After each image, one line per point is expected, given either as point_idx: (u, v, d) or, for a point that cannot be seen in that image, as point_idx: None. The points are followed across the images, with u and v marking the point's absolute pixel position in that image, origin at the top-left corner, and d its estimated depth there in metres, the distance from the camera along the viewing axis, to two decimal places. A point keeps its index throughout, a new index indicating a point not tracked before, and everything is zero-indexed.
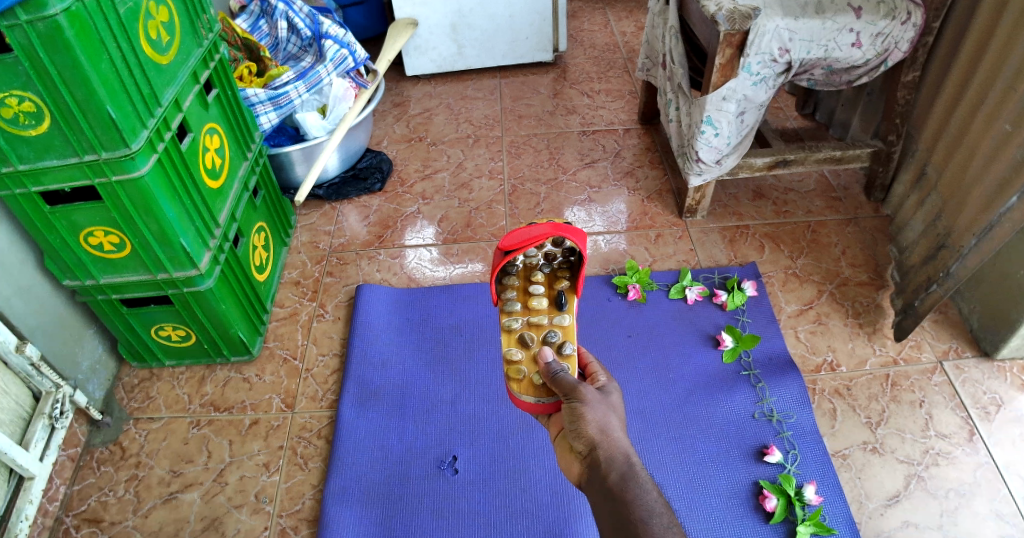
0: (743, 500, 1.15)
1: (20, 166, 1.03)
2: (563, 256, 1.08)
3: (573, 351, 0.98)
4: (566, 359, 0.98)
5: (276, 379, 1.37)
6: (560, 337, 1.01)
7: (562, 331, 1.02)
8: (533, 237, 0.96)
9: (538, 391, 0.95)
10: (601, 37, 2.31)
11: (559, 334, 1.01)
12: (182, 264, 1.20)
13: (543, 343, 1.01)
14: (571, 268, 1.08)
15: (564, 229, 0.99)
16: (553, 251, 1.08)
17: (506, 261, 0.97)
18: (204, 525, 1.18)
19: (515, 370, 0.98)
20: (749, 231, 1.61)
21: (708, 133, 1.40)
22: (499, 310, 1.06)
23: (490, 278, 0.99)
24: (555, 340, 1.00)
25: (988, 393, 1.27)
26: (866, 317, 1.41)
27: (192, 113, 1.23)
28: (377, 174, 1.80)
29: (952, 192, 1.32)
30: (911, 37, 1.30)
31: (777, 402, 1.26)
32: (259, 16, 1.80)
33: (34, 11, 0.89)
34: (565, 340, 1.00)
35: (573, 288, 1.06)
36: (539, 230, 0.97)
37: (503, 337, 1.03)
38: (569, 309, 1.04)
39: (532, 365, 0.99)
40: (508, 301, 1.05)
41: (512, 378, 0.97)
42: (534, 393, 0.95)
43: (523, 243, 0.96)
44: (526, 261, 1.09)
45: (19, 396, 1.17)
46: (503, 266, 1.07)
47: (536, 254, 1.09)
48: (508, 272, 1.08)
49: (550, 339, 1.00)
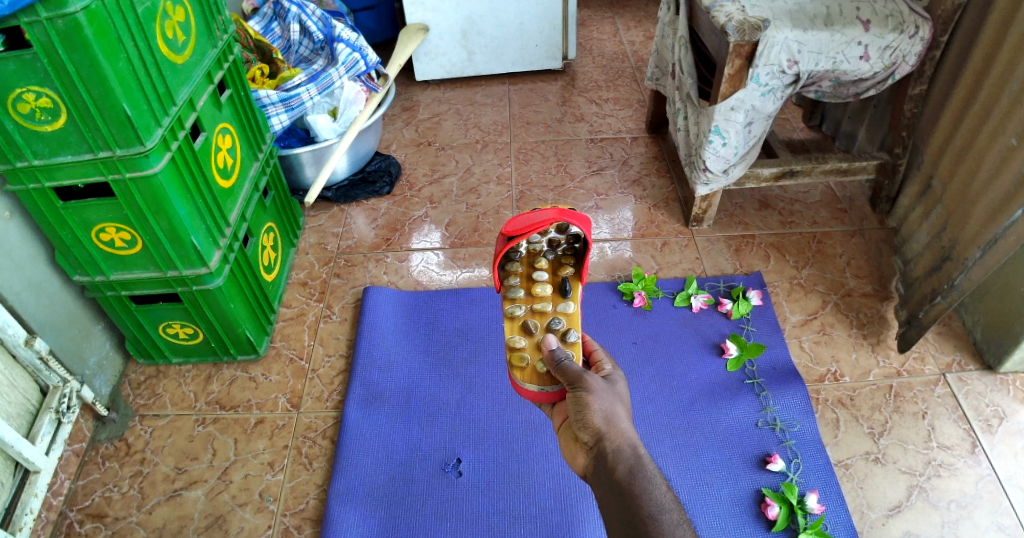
0: (744, 507, 1.15)
1: (34, 162, 1.05)
2: (567, 243, 1.09)
3: (577, 339, 1.00)
4: (570, 347, 0.99)
5: (282, 378, 1.38)
6: (564, 325, 1.02)
7: (566, 319, 1.03)
8: (537, 221, 0.95)
9: (541, 380, 0.96)
10: (610, 46, 2.32)
11: (563, 322, 1.02)
12: (192, 263, 1.21)
13: (546, 330, 1.02)
14: (575, 255, 1.09)
15: (569, 215, 0.97)
16: (557, 237, 1.09)
17: (508, 247, 0.98)
18: (208, 522, 1.18)
19: (518, 357, 0.98)
20: (755, 240, 1.61)
21: (716, 142, 1.41)
22: (503, 297, 1.06)
23: (493, 263, 1.00)
24: (558, 328, 1.01)
25: (990, 406, 1.28)
26: (870, 328, 1.42)
27: (206, 112, 1.25)
28: (386, 177, 1.81)
29: (957, 206, 1.33)
30: (918, 51, 1.31)
31: (781, 411, 1.27)
32: (272, 18, 1.82)
33: (54, 9, 0.90)
34: (569, 327, 1.02)
35: (577, 275, 1.07)
36: (543, 215, 0.96)
37: (506, 325, 1.04)
38: (573, 297, 1.05)
39: (534, 352, 1.00)
40: (511, 288, 1.06)
41: (515, 366, 0.98)
42: (537, 381, 0.95)
43: (527, 228, 0.95)
44: (529, 248, 1.10)
45: (26, 390, 1.17)
46: (506, 252, 1.08)
47: (538, 241, 1.10)
48: (512, 259, 1.09)
49: (553, 326, 1.02)
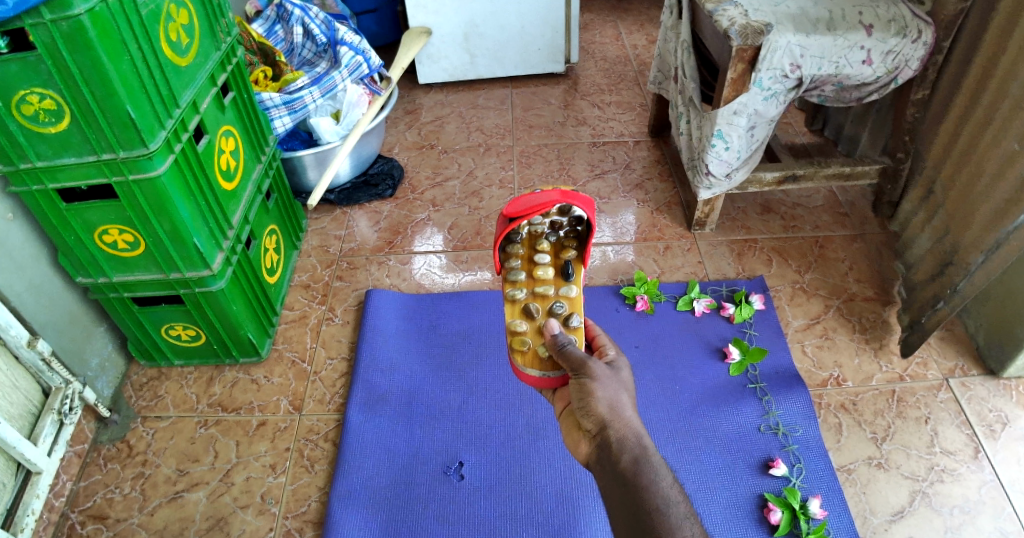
0: (747, 512, 1.15)
1: (37, 163, 1.05)
2: (570, 226, 1.09)
3: (580, 324, 1.00)
4: (573, 331, 0.99)
5: (284, 381, 1.38)
6: (566, 309, 1.02)
7: (568, 302, 1.03)
8: (541, 202, 0.95)
9: (543, 364, 0.95)
10: (612, 50, 2.33)
11: (565, 306, 1.02)
12: (195, 265, 1.21)
13: (547, 314, 1.02)
14: (577, 238, 1.09)
15: (573, 197, 0.96)
16: (560, 220, 1.10)
17: (510, 227, 0.98)
18: (210, 524, 1.18)
19: (520, 340, 0.98)
20: (757, 245, 1.61)
21: (719, 146, 1.41)
22: (504, 279, 1.06)
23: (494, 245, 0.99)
24: (561, 312, 1.01)
25: (993, 411, 1.27)
26: (873, 332, 1.42)
27: (209, 115, 1.25)
28: (388, 180, 1.81)
29: (959, 210, 1.33)
30: (921, 55, 1.32)
31: (784, 415, 1.27)
32: (275, 21, 1.82)
33: (58, 11, 0.90)
34: (572, 312, 1.02)
35: (579, 259, 1.07)
36: (546, 196, 0.96)
37: (507, 308, 1.03)
38: (575, 280, 1.05)
39: (536, 336, 0.99)
40: (512, 271, 1.06)
41: (517, 349, 0.97)
42: (540, 366, 0.95)
43: (530, 210, 0.95)
44: (530, 230, 1.10)
45: (28, 391, 1.18)
46: (508, 234, 1.08)
47: (541, 223, 1.10)
48: (513, 241, 1.09)
49: (556, 310, 1.01)
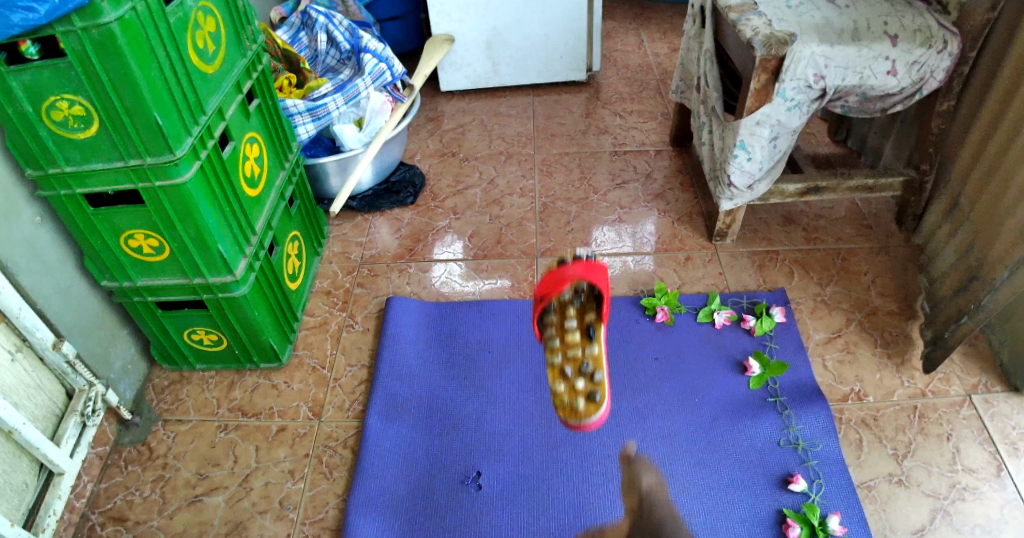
0: (766, 527, 1.14)
1: (66, 168, 1.06)
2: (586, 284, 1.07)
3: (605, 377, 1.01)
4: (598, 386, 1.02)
5: (304, 387, 1.39)
6: (592, 367, 1.02)
7: (594, 361, 1.03)
8: (565, 279, 1.06)
9: (583, 411, 1.00)
10: (634, 58, 2.32)
11: (592, 364, 1.03)
12: (219, 271, 1.22)
13: (578, 376, 1.03)
14: (596, 299, 1.08)
15: (593, 273, 1.07)
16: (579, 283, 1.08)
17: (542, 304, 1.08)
18: (228, 528, 1.19)
19: (561, 398, 1.02)
20: (779, 257, 1.60)
21: (741, 157, 1.41)
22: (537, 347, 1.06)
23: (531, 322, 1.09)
24: (587, 370, 1.02)
25: (1017, 429, 1.26)
26: (895, 347, 1.40)
27: (234, 121, 1.26)
28: (410, 188, 1.82)
29: (984, 225, 1.32)
30: (946, 66, 1.30)
31: (804, 430, 1.26)
32: (299, 28, 1.83)
33: (89, 20, 0.91)
34: (597, 369, 1.02)
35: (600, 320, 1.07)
36: (572, 271, 1.08)
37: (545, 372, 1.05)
38: (598, 339, 1.05)
39: (574, 395, 1.02)
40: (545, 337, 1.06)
41: (560, 406, 1.02)
42: (581, 414, 1.00)
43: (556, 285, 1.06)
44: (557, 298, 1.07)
45: (52, 392, 1.19)
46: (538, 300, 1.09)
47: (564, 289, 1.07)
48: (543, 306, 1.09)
49: (583, 369, 1.02)
